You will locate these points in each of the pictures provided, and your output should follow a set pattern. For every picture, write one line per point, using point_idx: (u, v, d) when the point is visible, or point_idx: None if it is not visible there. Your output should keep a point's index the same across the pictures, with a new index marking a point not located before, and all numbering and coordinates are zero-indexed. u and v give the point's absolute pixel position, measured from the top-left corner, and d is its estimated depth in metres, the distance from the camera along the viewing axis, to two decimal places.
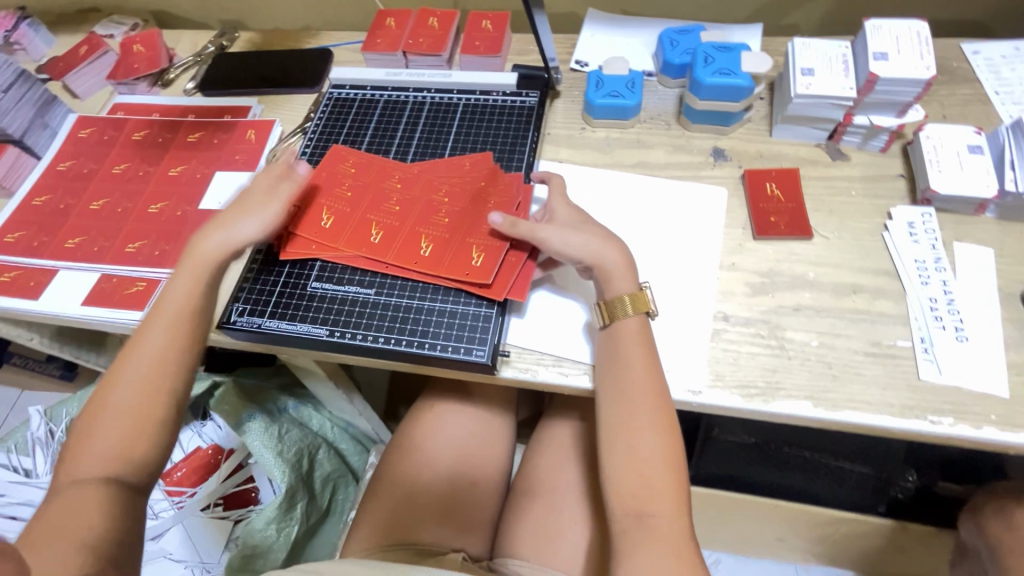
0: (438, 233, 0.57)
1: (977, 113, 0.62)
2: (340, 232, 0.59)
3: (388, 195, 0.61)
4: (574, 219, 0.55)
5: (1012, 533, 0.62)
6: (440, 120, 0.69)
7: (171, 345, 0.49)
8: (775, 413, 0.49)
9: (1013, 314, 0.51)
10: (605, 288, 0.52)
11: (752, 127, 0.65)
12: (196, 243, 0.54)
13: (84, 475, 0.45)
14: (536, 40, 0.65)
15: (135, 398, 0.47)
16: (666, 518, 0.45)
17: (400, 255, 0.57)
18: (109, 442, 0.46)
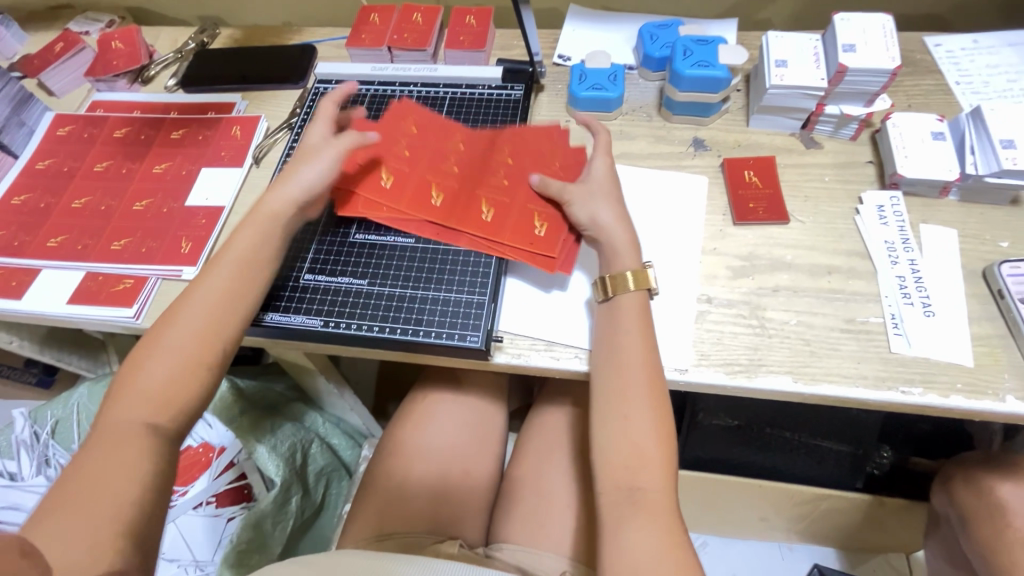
0: (498, 198, 0.59)
1: (940, 102, 0.66)
2: (400, 191, 0.60)
3: (446, 156, 0.63)
4: (608, 185, 0.57)
5: (979, 499, 0.65)
6: None
7: (232, 291, 0.50)
8: (758, 388, 0.52)
9: (975, 290, 0.54)
10: (606, 264, 0.54)
11: (730, 118, 0.67)
12: (262, 199, 0.55)
13: (122, 420, 0.43)
14: (522, 34, 0.66)
15: (188, 347, 0.47)
16: (656, 490, 0.47)
17: (461, 220, 0.59)
18: (155, 391, 0.45)
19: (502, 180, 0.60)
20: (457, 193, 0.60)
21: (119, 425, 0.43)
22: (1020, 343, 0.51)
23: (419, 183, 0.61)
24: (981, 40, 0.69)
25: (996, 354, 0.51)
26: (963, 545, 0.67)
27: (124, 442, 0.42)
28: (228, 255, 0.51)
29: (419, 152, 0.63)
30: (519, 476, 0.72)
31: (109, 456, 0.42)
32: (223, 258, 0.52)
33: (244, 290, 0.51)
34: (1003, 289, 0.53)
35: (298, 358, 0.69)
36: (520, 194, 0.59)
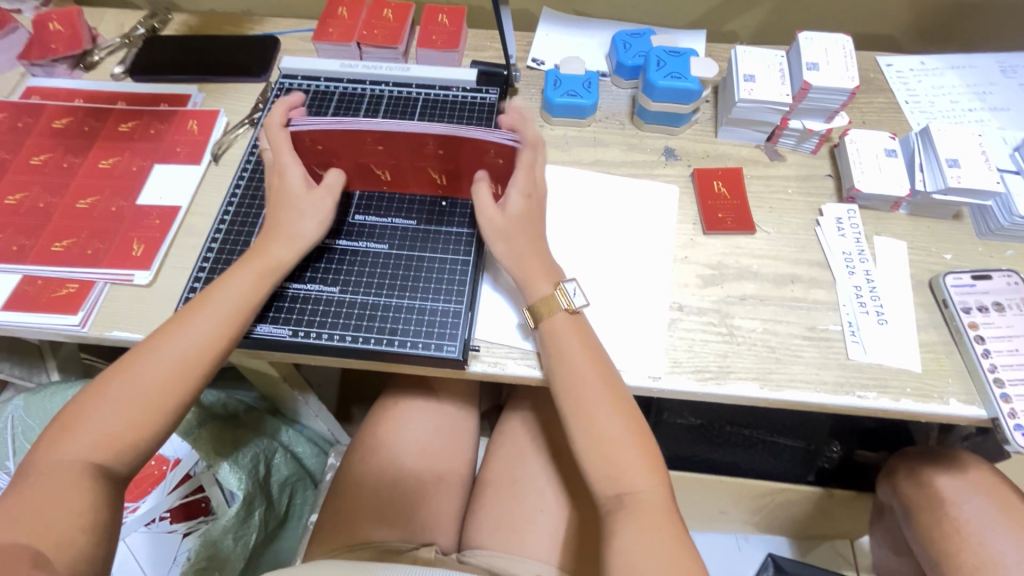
0: (441, 164, 0.56)
1: (891, 119, 0.69)
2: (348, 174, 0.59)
3: (360, 142, 0.53)
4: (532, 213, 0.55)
5: (921, 491, 0.70)
6: (400, 115, 0.68)
7: (216, 328, 0.49)
8: (726, 394, 0.53)
9: (923, 300, 0.58)
10: (527, 292, 0.53)
11: (700, 129, 0.69)
12: (266, 245, 0.53)
13: (73, 450, 0.44)
14: (499, 36, 0.65)
15: (159, 385, 0.47)
16: (643, 489, 0.49)
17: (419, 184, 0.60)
18: (112, 421, 0.45)
19: (437, 150, 0.54)
20: (399, 166, 0.57)
21: (71, 450, 0.44)
22: (961, 350, 0.55)
23: (361, 165, 0.57)
24: (927, 62, 0.74)
25: (940, 360, 0.55)
26: (906, 534, 0.71)
27: (78, 468, 0.43)
28: (222, 292, 0.50)
29: (339, 148, 0.55)
30: (492, 484, 0.71)
31: (59, 484, 0.42)
32: (219, 296, 0.50)
33: (229, 337, 0.50)
34: (947, 299, 0.56)
35: (260, 366, 0.66)
36: (461, 157, 0.55)
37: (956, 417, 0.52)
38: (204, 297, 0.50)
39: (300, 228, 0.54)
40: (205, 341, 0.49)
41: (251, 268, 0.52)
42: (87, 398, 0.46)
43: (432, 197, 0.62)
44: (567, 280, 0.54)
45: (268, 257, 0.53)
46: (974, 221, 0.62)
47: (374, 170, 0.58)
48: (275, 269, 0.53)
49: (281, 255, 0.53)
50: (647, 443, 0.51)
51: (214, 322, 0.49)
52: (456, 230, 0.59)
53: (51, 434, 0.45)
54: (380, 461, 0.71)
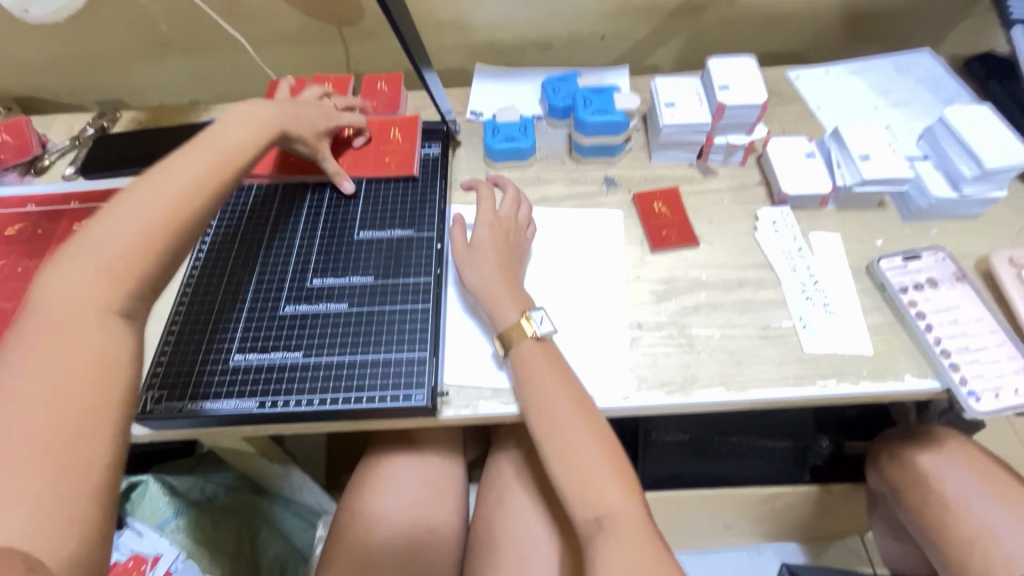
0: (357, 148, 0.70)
1: (807, 125, 0.75)
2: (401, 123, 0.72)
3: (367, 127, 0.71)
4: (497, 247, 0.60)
5: (905, 471, 0.71)
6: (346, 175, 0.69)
7: (202, 172, 0.52)
8: (693, 403, 0.55)
9: (864, 286, 0.61)
10: (497, 321, 0.56)
11: (635, 156, 0.73)
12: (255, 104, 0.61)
13: (66, 300, 0.41)
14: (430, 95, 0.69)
15: (148, 215, 0.46)
16: (620, 510, 0.49)
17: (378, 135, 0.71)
18: (105, 252, 0.44)
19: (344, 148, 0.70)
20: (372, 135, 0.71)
21: (68, 296, 0.41)
22: (907, 328, 0.58)
23: (384, 130, 0.71)
24: (831, 71, 0.81)
25: (889, 340, 0.57)
26: (902, 517, 0.72)
27: (77, 319, 0.41)
28: (213, 143, 0.55)
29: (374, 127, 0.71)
30: (487, 528, 0.70)
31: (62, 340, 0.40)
32: (204, 146, 0.54)
33: (212, 188, 0.51)
34: (885, 282, 0.60)
35: (236, 445, 0.65)
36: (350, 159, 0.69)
37: (913, 392, 0.54)
38: (189, 145, 0.54)
39: (307, 109, 0.65)
40: (183, 190, 0.49)
41: (241, 121, 0.58)
42: (73, 243, 0.45)
43: (387, 253, 0.62)
44: (534, 308, 0.56)
45: (283, 111, 0.62)
46: (897, 206, 0.66)
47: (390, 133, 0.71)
48: (272, 130, 0.60)
49: (291, 117, 0.62)
50: (620, 462, 0.52)
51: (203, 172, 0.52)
52: (413, 280, 0.60)
53: (44, 281, 0.42)
54: (369, 521, 0.69)
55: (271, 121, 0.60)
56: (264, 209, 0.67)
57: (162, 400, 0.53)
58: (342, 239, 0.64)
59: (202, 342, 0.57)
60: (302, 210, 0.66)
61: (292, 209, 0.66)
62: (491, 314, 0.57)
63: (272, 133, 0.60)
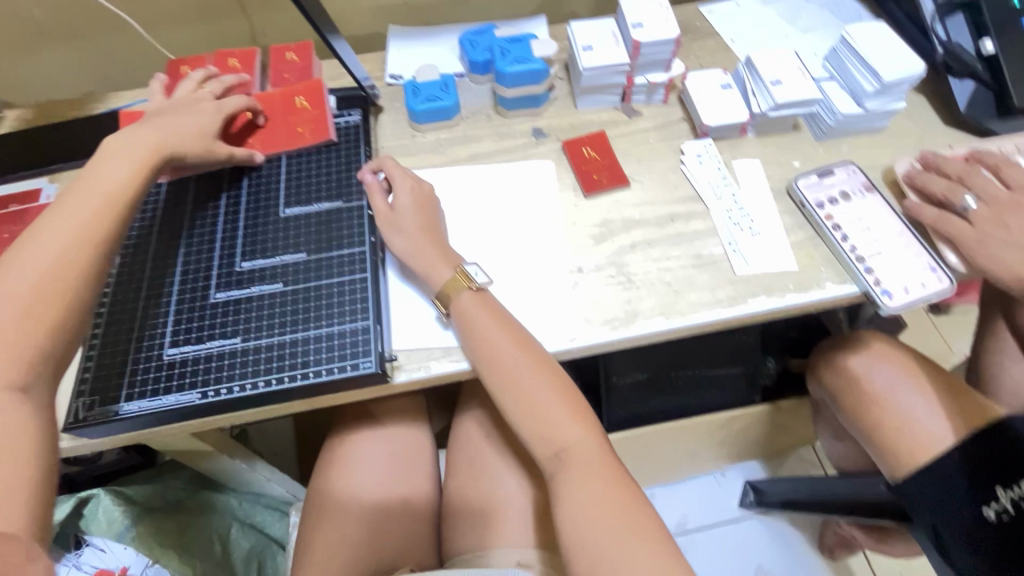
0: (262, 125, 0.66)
1: (723, 58, 0.76)
2: (303, 89, 0.68)
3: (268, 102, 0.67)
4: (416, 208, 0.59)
5: (839, 376, 0.77)
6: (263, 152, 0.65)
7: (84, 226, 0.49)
8: (637, 335, 0.57)
9: (785, 207, 0.64)
10: (432, 281, 0.56)
11: (560, 105, 0.73)
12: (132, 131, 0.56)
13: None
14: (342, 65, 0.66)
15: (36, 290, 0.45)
16: (577, 442, 0.52)
17: (283, 108, 0.67)
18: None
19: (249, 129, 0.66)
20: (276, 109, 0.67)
21: None
22: (826, 241, 0.61)
23: (287, 100, 0.67)
24: (741, 3, 0.82)
25: (811, 254, 0.61)
26: (840, 417, 0.78)
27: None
28: (93, 186, 0.51)
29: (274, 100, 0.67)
30: (460, 486, 0.72)
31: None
32: (82, 191, 0.50)
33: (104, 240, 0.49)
34: (803, 199, 0.63)
35: (188, 444, 0.63)
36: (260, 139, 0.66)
37: (835, 298, 0.58)
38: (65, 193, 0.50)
39: (191, 116, 0.60)
40: (68, 253, 0.47)
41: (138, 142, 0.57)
42: None
43: (317, 227, 0.60)
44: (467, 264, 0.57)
45: (165, 129, 0.57)
46: (810, 128, 0.70)
47: (294, 101, 0.67)
48: (155, 154, 0.55)
49: (172, 132, 0.57)
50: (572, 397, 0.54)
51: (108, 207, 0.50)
52: (347, 251, 0.59)
53: None
54: (341, 500, 0.69)
55: (150, 144, 0.55)
56: (179, 196, 0.63)
57: (95, 406, 0.51)
58: (267, 219, 0.61)
59: (130, 341, 0.54)
60: (221, 193, 0.63)
61: (211, 194, 0.63)
62: (423, 275, 0.57)
63: (156, 156, 0.55)
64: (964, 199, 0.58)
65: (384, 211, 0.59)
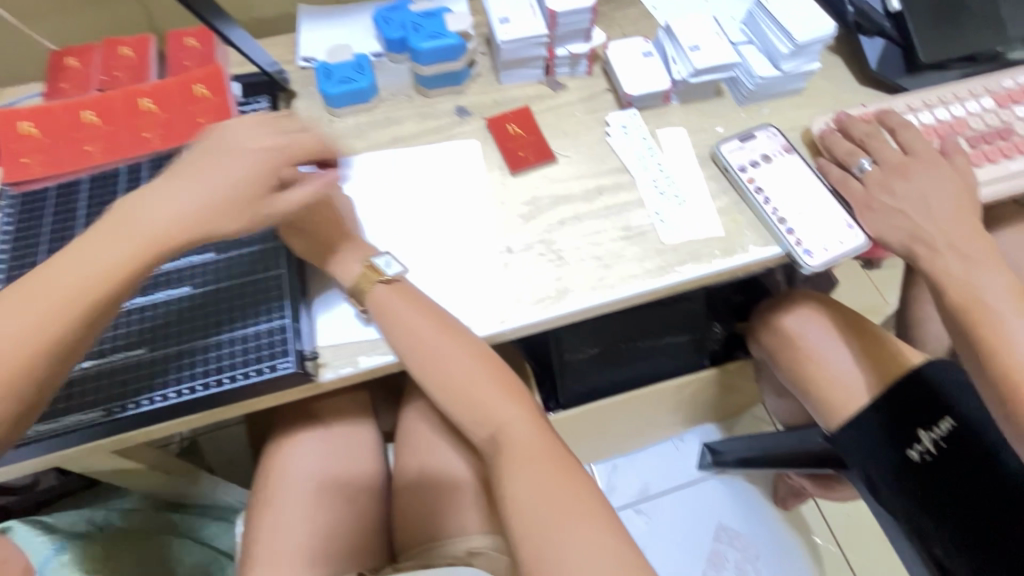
0: (159, 118, 0.61)
1: (646, 25, 0.75)
2: (201, 77, 0.63)
3: (163, 95, 0.62)
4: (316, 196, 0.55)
5: (775, 336, 0.79)
6: (163, 149, 0.61)
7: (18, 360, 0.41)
8: (568, 312, 0.56)
9: (710, 172, 0.64)
10: (345, 278, 0.56)
11: (483, 81, 0.71)
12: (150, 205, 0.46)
13: None
14: (242, 55, 0.62)
15: None
16: (510, 422, 0.55)
17: (180, 99, 0.62)
18: None
19: (143, 126, 0.61)
20: (173, 102, 0.62)
21: None
22: (749, 205, 0.62)
23: (184, 89, 0.62)
24: None
25: (736, 219, 0.61)
26: (780, 375, 0.80)
27: None
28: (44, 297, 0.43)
29: (168, 91, 0.62)
30: (411, 475, 0.71)
31: None
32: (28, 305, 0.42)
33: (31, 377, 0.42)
34: (727, 164, 0.63)
35: (111, 465, 0.60)
36: (160, 136, 0.61)
37: (759, 261, 0.59)
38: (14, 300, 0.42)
39: (199, 180, 0.48)
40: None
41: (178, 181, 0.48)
42: None
43: None
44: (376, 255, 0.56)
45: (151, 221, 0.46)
46: (732, 93, 0.70)
47: (192, 91, 0.62)
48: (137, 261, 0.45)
49: (156, 220, 0.46)
50: (503, 377, 0.57)
51: (111, 261, 0.44)
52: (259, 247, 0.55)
53: None
54: (285, 507, 0.67)
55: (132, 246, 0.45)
56: (73, 203, 0.58)
57: None
58: None
59: None
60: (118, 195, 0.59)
61: (108, 198, 0.59)
62: (335, 272, 0.56)
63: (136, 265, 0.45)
64: (861, 162, 0.61)
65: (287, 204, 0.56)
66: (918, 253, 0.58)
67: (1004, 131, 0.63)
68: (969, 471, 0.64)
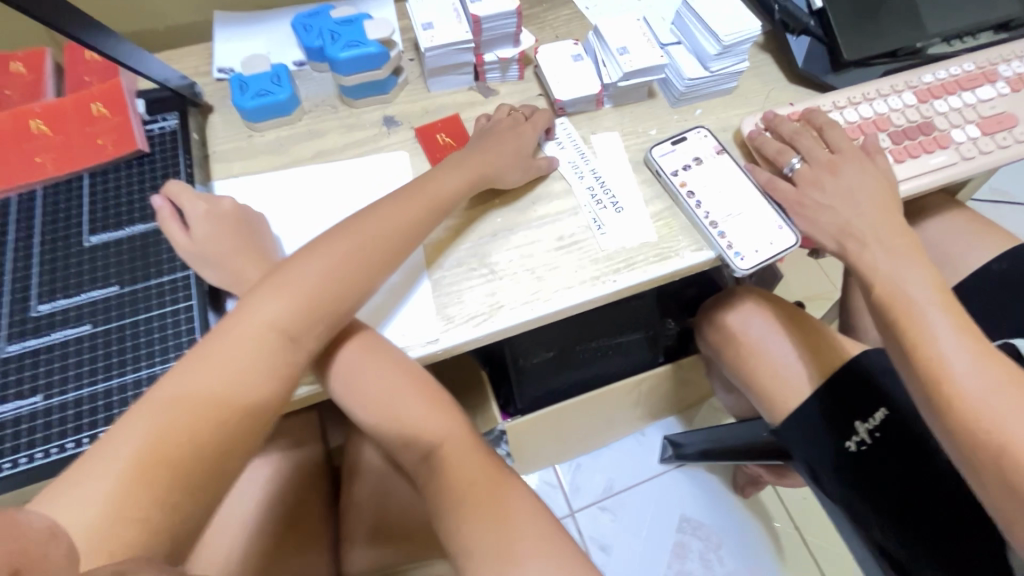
0: (55, 140, 0.57)
1: (578, 27, 0.74)
2: (101, 93, 0.59)
3: (60, 114, 0.58)
4: (214, 231, 0.52)
5: (717, 333, 0.80)
6: (59, 175, 0.57)
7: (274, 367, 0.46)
8: (502, 329, 0.55)
9: (643, 176, 0.64)
10: None
11: (412, 88, 0.68)
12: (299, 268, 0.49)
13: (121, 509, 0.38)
14: (136, 72, 0.57)
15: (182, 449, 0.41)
16: (445, 443, 0.56)
17: (79, 119, 0.58)
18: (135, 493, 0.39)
19: (38, 150, 0.57)
20: (70, 122, 0.58)
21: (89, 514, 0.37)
22: (682, 208, 0.61)
23: (82, 107, 0.59)
24: None
25: (670, 224, 0.61)
26: (727, 372, 0.81)
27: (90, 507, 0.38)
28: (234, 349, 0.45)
29: (64, 110, 0.58)
30: (371, 495, 0.71)
31: None
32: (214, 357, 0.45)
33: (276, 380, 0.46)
34: (659, 168, 0.62)
35: None
36: (58, 160, 0.57)
37: (693, 266, 0.59)
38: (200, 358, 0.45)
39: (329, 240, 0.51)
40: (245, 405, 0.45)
41: (273, 290, 0.48)
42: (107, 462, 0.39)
43: (131, 255, 0.53)
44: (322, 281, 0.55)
45: (301, 280, 0.49)
46: (664, 94, 0.69)
47: (92, 108, 0.59)
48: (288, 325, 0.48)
49: (301, 285, 0.49)
50: (438, 398, 0.57)
51: (270, 321, 0.47)
52: (167, 278, 0.52)
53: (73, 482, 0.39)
54: (218, 545, 0.61)
55: (292, 304, 0.48)
56: None
57: None
58: (69, 252, 0.53)
59: None
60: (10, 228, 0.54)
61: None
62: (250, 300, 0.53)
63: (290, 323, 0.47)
64: (791, 161, 0.61)
65: (184, 243, 0.51)
66: (847, 251, 0.58)
67: (925, 126, 0.64)
68: (902, 456, 0.66)
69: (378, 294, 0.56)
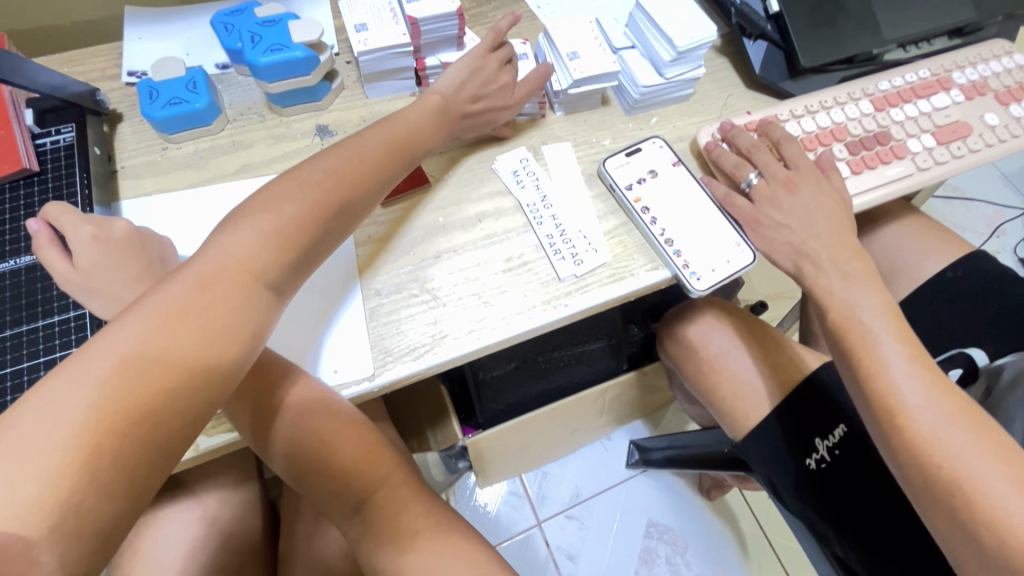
0: None
1: (529, 28, 0.70)
2: None
3: None
4: (107, 253, 0.46)
5: (678, 346, 0.78)
6: None
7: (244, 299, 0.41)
8: (445, 362, 0.51)
9: (596, 191, 0.60)
10: None
11: (348, 95, 0.63)
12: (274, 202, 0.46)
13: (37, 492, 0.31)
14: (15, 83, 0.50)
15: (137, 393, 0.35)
16: (381, 489, 0.51)
17: None
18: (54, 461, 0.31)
19: None
20: None
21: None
22: (637, 225, 0.58)
23: None
24: None
25: (624, 242, 0.57)
26: (688, 385, 0.80)
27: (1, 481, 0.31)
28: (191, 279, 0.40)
29: None
30: (316, 533, 0.67)
31: None
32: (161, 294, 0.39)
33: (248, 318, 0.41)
34: (612, 183, 0.59)
35: None
36: None
37: (647, 287, 0.56)
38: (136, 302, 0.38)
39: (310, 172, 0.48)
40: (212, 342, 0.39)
41: (247, 225, 0.44)
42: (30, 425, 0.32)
43: (15, 292, 0.47)
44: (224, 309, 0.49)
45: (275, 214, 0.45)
46: (619, 100, 0.66)
47: None
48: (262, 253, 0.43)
49: (276, 216, 0.45)
50: (372, 440, 0.52)
51: (245, 250, 0.43)
52: (56, 321, 0.46)
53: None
54: None
55: (267, 235, 0.44)
56: None
57: None
58: None
59: None
60: None
61: None
62: None
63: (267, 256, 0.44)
64: (749, 176, 0.59)
65: (65, 272, 0.45)
66: (803, 272, 0.57)
67: (882, 136, 0.63)
68: (863, 470, 0.64)
69: (296, 326, 0.51)
